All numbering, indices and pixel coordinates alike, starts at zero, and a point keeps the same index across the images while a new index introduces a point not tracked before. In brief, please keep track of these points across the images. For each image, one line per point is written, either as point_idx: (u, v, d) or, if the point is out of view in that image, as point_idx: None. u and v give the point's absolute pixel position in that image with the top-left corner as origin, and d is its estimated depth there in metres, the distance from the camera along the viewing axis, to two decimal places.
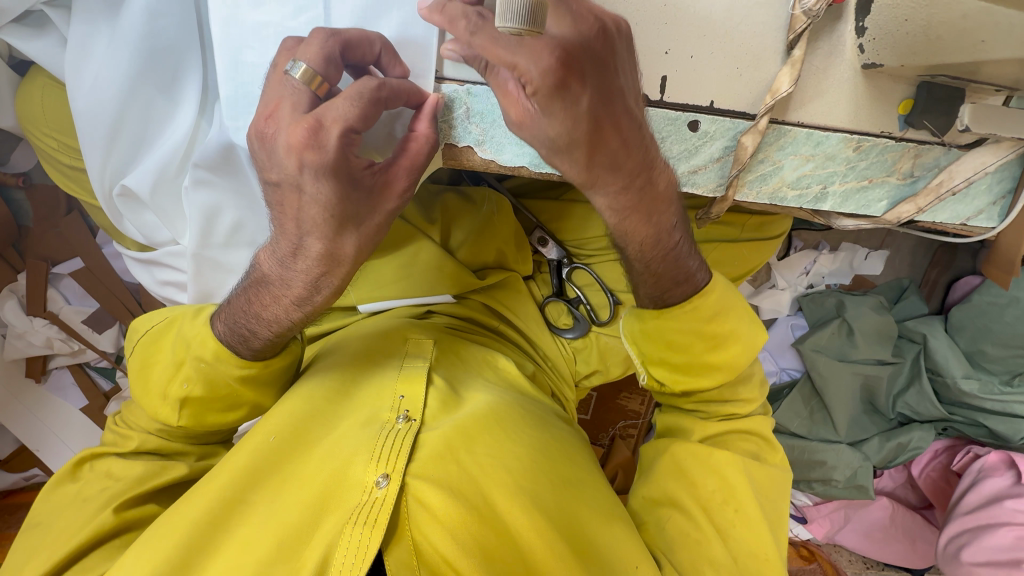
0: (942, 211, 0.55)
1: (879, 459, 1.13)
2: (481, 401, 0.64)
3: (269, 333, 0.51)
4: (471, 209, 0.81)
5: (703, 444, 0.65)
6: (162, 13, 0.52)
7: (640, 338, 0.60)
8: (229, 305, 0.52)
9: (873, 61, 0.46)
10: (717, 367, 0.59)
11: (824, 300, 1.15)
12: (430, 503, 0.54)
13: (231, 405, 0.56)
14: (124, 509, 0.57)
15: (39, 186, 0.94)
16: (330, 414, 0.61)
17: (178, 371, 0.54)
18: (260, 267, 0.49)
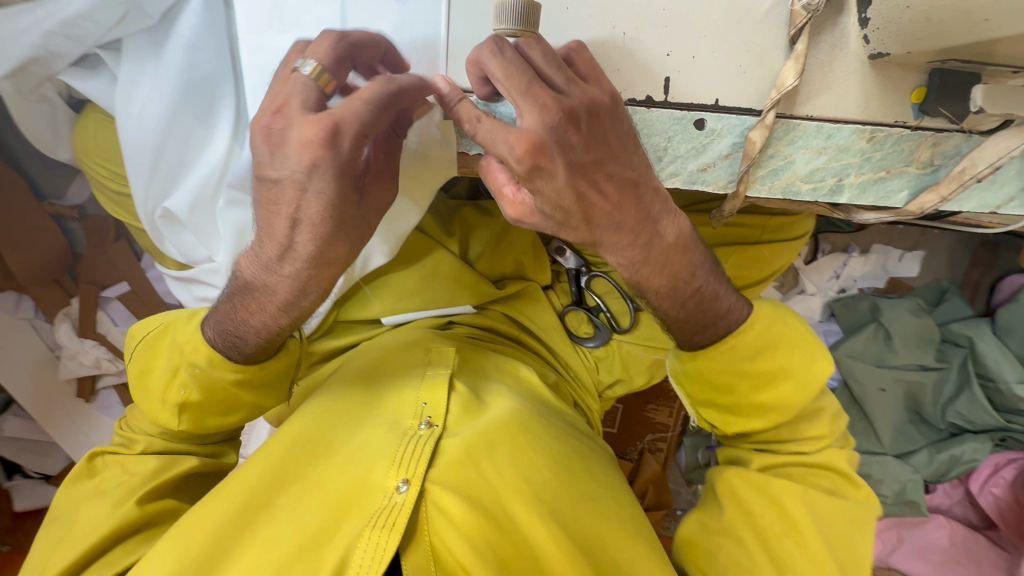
0: (968, 199, 0.54)
1: (930, 473, 1.07)
2: (503, 408, 0.64)
3: (260, 339, 0.54)
4: (489, 222, 0.83)
5: (763, 473, 0.60)
6: (200, 48, 0.56)
7: (685, 380, 0.60)
8: (217, 312, 0.55)
9: (879, 50, 0.46)
10: (767, 407, 0.58)
11: (857, 304, 1.11)
12: (447, 509, 0.54)
13: (229, 409, 0.60)
14: (147, 502, 0.60)
15: (92, 217, 1.00)
16: (353, 421, 0.63)
17: (176, 375, 0.59)
18: (242, 274, 0.51)
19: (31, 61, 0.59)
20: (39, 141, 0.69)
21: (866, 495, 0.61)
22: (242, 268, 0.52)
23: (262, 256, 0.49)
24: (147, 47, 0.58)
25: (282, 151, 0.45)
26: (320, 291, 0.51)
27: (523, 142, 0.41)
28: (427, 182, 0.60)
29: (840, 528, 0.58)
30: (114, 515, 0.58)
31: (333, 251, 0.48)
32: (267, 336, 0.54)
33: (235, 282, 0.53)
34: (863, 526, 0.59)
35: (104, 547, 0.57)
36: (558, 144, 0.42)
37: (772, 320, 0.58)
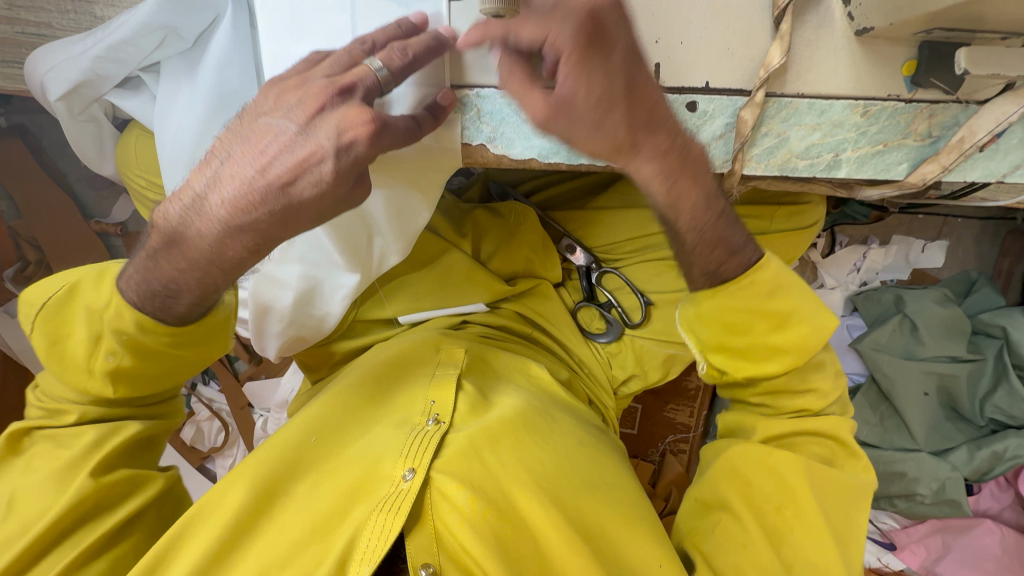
0: (971, 169, 0.54)
1: (971, 472, 1.01)
2: (508, 405, 0.65)
3: (194, 298, 0.54)
4: (500, 222, 0.87)
5: (765, 446, 0.61)
6: (229, 66, 0.62)
7: (697, 323, 0.60)
8: (138, 272, 0.54)
9: (865, 25, 0.47)
10: (784, 350, 0.59)
11: (880, 297, 1.08)
12: (451, 495, 0.55)
13: (165, 377, 0.62)
14: (100, 475, 0.59)
15: (133, 233, 1.08)
16: (365, 420, 0.66)
17: (100, 345, 0.58)
18: (177, 226, 0.50)
19: (82, 83, 0.65)
20: (86, 157, 0.75)
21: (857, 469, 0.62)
22: (166, 220, 0.51)
23: (204, 201, 0.48)
24: (183, 67, 0.64)
25: (293, 120, 0.47)
26: (257, 251, 0.50)
27: (580, 16, 0.44)
28: (431, 180, 0.64)
29: (835, 499, 0.59)
30: (71, 491, 0.57)
31: (295, 218, 0.48)
32: (200, 296, 0.54)
33: (156, 236, 0.52)
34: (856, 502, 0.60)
35: (67, 525, 0.56)
36: (601, 41, 0.44)
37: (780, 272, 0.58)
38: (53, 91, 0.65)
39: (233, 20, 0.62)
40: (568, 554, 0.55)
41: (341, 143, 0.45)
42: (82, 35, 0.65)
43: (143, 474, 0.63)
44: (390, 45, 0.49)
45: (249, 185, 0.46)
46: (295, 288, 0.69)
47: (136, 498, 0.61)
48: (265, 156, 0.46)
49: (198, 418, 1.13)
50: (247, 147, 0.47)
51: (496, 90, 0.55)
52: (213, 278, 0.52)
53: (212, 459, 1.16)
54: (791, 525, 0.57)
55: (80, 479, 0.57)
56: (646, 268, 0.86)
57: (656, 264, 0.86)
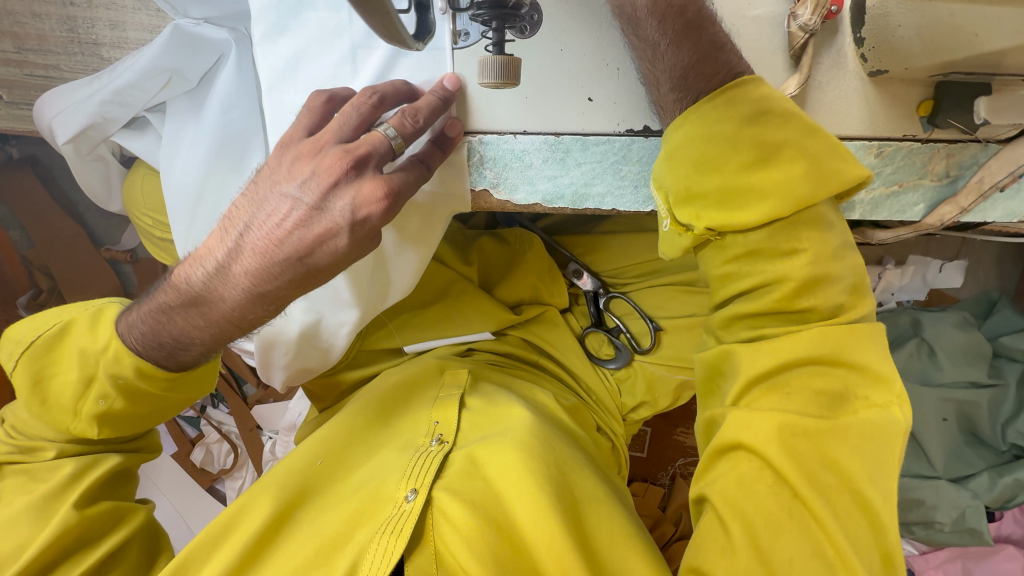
0: (992, 209, 0.52)
1: (993, 499, 0.98)
2: (521, 419, 0.63)
3: (202, 348, 0.54)
4: (505, 249, 0.87)
5: (747, 398, 0.50)
6: (233, 107, 0.62)
7: (666, 162, 0.48)
8: (146, 324, 0.54)
9: (878, 68, 0.46)
10: (766, 193, 0.45)
11: (896, 319, 1.05)
12: (451, 514, 0.55)
13: (155, 414, 0.62)
14: (84, 507, 0.58)
15: (143, 260, 1.09)
16: (370, 441, 0.67)
17: (90, 387, 0.57)
18: (193, 289, 0.51)
19: (91, 125, 0.66)
20: (95, 196, 0.76)
21: (888, 400, 0.47)
22: (185, 283, 0.51)
23: (227, 270, 0.49)
24: (188, 106, 0.65)
25: (313, 194, 0.46)
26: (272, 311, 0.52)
27: None
28: (432, 223, 0.62)
29: (848, 451, 0.46)
30: (54, 523, 0.55)
31: (310, 283, 0.50)
32: (208, 347, 0.54)
33: (168, 290, 0.52)
34: (890, 452, 0.46)
35: (49, 558, 0.55)
36: None
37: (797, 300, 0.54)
38: (62, 135, 0.66)
39: (235, 62, 0.63)
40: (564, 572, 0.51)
41: (356, 218, 0.46)
42: (88, 79, 0.67)
43: (127, 508, 0.62)
44: (400, 111, 0.48)
45: (269, 258, 0.48)
46: (299, 322, 0.68)
47: (120, 530, 0.60)
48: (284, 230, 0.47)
49: (208, 441, 1.14)
50: (266, 222, 0.48)
51: (498, 137, 0.54)
52: (225, 335, 0.52)
53: (222, 481, 1.16)
54: (791, 519, 0.46)
55: (64, 510, 0.56)
56: (654, 294, 0.85)
57: (667, 288, 0.85)
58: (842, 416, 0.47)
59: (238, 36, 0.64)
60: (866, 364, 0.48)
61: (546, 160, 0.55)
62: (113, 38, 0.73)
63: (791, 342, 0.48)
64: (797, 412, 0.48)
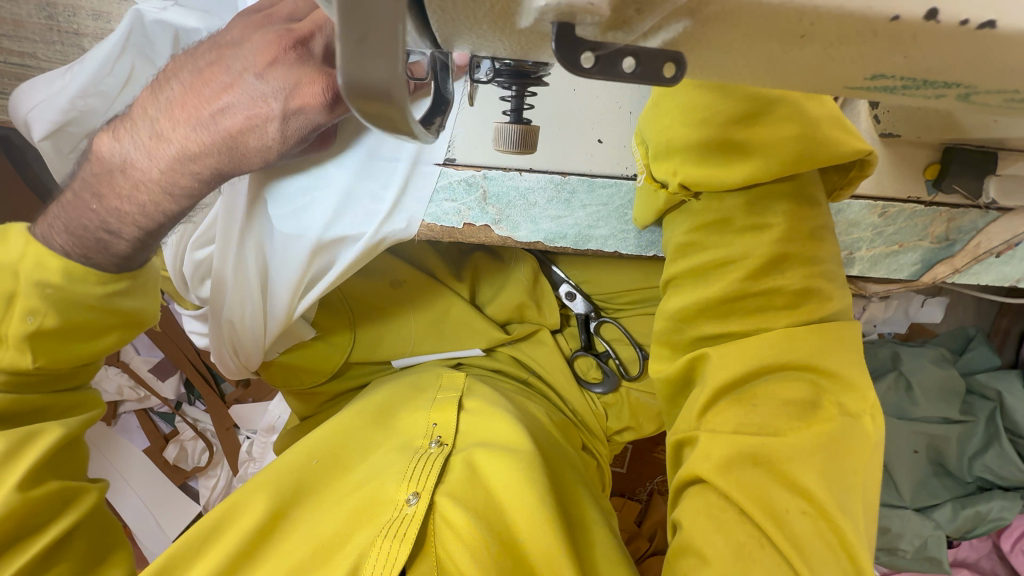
0: (986, 273, 0.53)
1: (954, 529, 1.02)
2: (516, 429, 0.63)
3: (137, 232, 0.51)
4: (499, 265, 0.84)
5: (709, 408, 0.50)
6: None
7: (657, 108, 0.48)
8: (69, 204, 0.50)
9: (890, 130, 0.45)
10: (749, 147, 0.44)
11: (877, 351, 1.07)
12: (455, 521, 0.54)
13: (93, 334, 0.54)
14: (29, 488, 0.50)
15: None
16: (366, 441, 0.65)
17: (14, 305, 0.49)
18: (128, 156, 0.49)
19: (70, 120, 0.59)
20: None
21: (861, 410, 0.47)
22: (120, 147, 0.49)
23: (167, 138, 0.49)
24: None
25: (253, 73, 0.46)
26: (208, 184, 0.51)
27: None
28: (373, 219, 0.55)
29: (817, 477, 0.45)
30: None
31: (247, 159, 0.50)
32: (145, 231, 0.52)
33: (95, 167, 0.50)
34: (853, 471, 0.45)
35: None
36: None
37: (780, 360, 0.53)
38: (37, 129, 0.59)
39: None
40: None
41: (289, 106, 0.46)
42: (62, 70, 0.60)
43: (74, 489, 0.55)
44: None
45: (207, 128, 0.48)
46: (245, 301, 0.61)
47: (68, 516, 0.53)
48: (231, 106, 0.47)
49: (182, 438, 1.11)
50: (200, 90, 0.48)
51: (504, 173, 0.54)
52: (162, 211, 0.51)
53: (195, 478, 1.14)
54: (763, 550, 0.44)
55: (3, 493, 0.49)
56: (646, 320, 0.85)
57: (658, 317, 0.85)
58: (813, 425, 0.47)
59: (208, 25, 0.61)
60: (838, 370, 0.48)
61: (552, 201, 0.55)
62: (96, 29, 0.69)
63: (755, 346, 0.49)
64: (759, 428, 0.48)
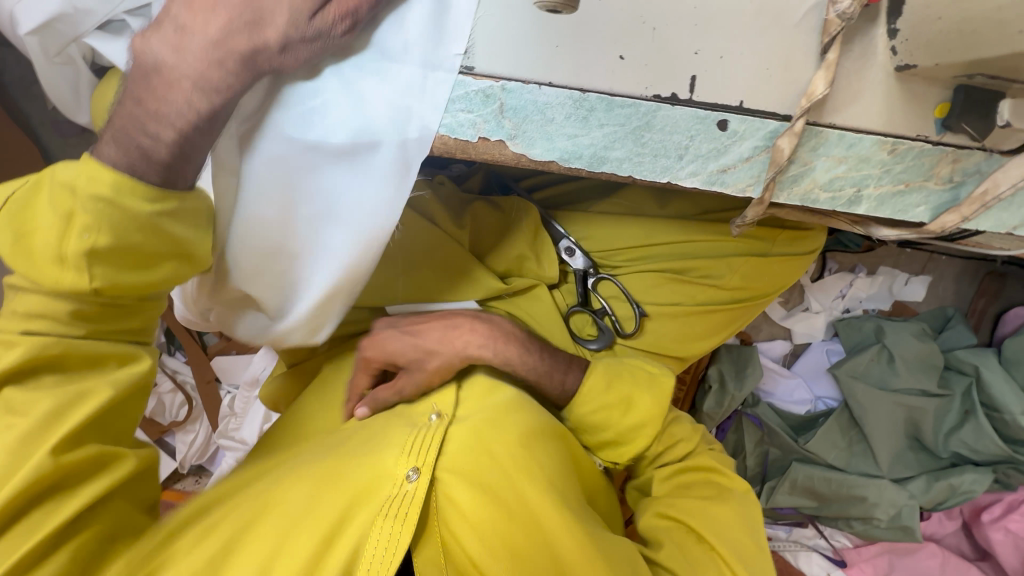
0: (985, 220, 0.54)
1: (927, 501, 1.05)
2: (511, 401, 0.64)
3: (174, 134, 0.45)
4: (499, 216, 0.83)
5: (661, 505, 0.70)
6: None
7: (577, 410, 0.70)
8: (115, 122, 0.45)
9: (907, 61, 0.45)
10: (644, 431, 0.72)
11: (862, 325, 1.10)
12: (458, 500, 0.57)
13: (148, 262, 0.49)
14: (64, 453, 0.49)
15: None
16: (365, 415, 0.63)
17: (71, 224, 0.45)
18: (149, 53, 0.44)
19: (58, 18, 0.56)
20: (61, 104, 0.66)
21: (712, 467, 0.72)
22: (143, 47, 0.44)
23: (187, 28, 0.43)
24: (172, 7, 0.53)
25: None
26: (238, 76, 0.44)
27: None
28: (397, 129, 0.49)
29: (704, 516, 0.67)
30: (27, 469, 0.47)
31: (264, 24, 0.43)
32: (182, 137, 0.45)
33: (133, 69, 0.45)
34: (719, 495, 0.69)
35: (20, 509, 0.47)
36: None
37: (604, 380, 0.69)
38: (25, 23, 0.57)
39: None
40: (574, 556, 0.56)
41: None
42: None
43: (112, 453, 0.53)
44: None
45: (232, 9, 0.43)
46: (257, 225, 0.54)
47: (103, 479, 0.52)
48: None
49: (159, 392, 1.07)
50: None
51: (524, 83, 0.46)
52: (195, 114, 0.45)
53: (172, 434, 1.12)
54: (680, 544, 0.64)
55: (38, 458, 0.48)
56: (645, 277, 0.84)
57: (656, 275, 0.83)
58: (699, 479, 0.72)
59: None
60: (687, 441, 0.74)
61: (569, 117, 0.48)
62: None
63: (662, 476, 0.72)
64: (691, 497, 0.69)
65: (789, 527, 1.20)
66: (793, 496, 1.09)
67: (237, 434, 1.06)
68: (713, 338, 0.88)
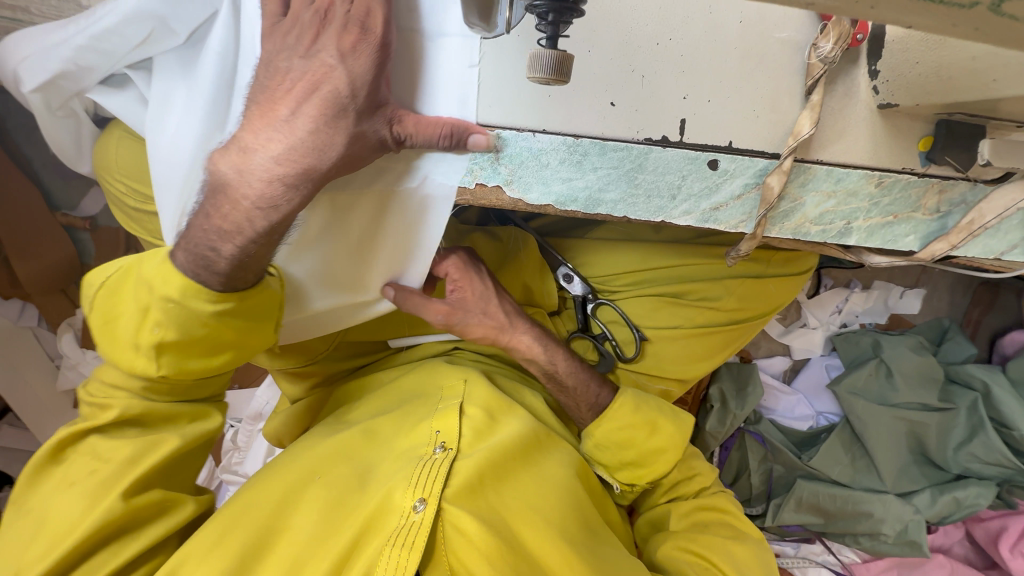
0: (974, 246, 0.55)
1: (932, 514, 1.05)
2: (513, 429, 0.66)
3: (235, 248, 0.45)
4: (497, 246, 0.84)
5: (681, 532, 0.71)
6: (226, 60, 0.53)
7: (599, 448, 0.72)
8: (185, 234, 0.46)
9: (889, 101, 0.47)
10: (662, 449, 0.72)
11: (859, 339, 1.11)
12: (465, 529, 0.57)
13: (212, 350, 0.51)
14: (132, 497, 0.53)
15: (103, 229, 0.99)
16: (368, 450, 0.63)
17: (144, 318, 0.48)
18: (212, 168, 0.44)
19: (62, 75, 0.57)
20: (63, 153, 0.68)
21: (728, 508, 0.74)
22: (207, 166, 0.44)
23: (244, 143, 0.43)
24: (181, 66, 0.56)
25: (330, 52, 0.42)
26: (297, 186, 0.44)
27: None
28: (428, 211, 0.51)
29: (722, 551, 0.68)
30: (98, 513, 0.51)
31: (326, 138, 0.43)
32: (244, 251, 0.46)
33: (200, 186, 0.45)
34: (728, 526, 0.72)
35: (88, 548, 0.52)
36: None
37: (630, 409, 0.71)
38: (28, 82, 0.57)
39: (222, 19, 0.52)
40: None
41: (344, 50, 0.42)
42: (61, 23, 0.58)
43: (174, 497, 0.58)
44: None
45: (286, 121, 0.43)
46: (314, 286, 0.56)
47: (163, 522, 0.56)
48: (290, 87, 0.43)
49: None
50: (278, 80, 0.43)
51: (518, 132, 0.48)
52: (255, 227, 0.44)
53: None
54: None
55: (108, 502, 0.52)
56: (643, 301, 0.84)
57: (655, 298, 0.84)
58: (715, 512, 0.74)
59: None
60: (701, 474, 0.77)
61: (563, 161, 0.49)
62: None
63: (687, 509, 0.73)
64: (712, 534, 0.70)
65: (796, 542, 1.18)
66: (799, 513, 1.08)
67: (239, 468, 1.02)
68: (713, 358, 0.89)
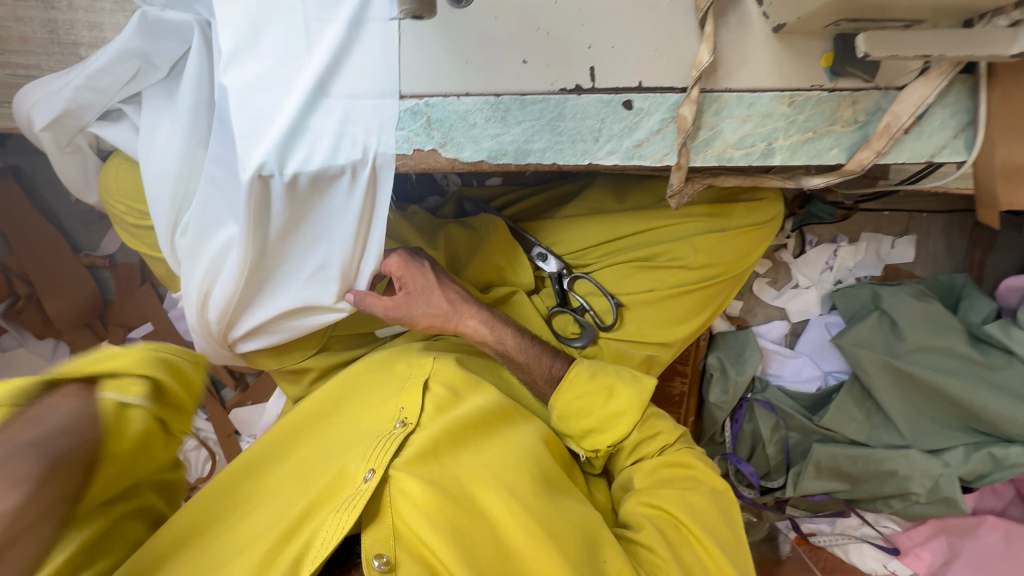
0: (901, 151, 0.56)
1: (967, 471, 0.97)
2: (476, 404, 0.68)
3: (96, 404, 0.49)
4: (471, 234, 0.90)
5: (647, 492, 0.69)
6: (197, 80, 0.61)
7: (566, 419, 0.73)
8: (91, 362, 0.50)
9: (778, 21, 0.51)
10: (619, 411, 0.71)
11: (857, 292, 1.10)
12: (410, 491, 0.60)
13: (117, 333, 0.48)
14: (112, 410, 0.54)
15: (121, 265, 1.09)
16: (334, 429, 0.68)
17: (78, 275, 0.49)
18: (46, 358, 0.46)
19: (66, 114, 0.67)
20: (74, 187, 0.77)
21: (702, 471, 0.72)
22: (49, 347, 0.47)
23: None
24: (160, 91, 0.65)
25: None
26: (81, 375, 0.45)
27: None
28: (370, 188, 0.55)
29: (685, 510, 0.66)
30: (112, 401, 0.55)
31: None
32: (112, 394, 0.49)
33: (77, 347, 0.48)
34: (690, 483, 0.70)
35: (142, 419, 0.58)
36: None
37: (587, 376, 0.72)
38: (38, 121, 0.67)
39: (196, 49, 0.62)
40: (523, 542, 0.60)
41: None
42: (63, 72, 0.68)
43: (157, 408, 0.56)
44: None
45: None
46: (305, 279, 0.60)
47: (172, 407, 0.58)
48: None
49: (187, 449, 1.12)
50: None
51: (444, 97, 0.53)
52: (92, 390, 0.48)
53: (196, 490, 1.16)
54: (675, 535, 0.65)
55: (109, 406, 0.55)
56: (616, 270, 0.87)
57: (626, 265, 0.87)
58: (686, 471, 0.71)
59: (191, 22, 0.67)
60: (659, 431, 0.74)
61: (489, 120, 0.54)
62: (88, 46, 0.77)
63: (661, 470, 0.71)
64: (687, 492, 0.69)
65: (831, 519, 1.12)
66: (821, 480, 1.05)
67: None
68: (693, 320, 0.90)
